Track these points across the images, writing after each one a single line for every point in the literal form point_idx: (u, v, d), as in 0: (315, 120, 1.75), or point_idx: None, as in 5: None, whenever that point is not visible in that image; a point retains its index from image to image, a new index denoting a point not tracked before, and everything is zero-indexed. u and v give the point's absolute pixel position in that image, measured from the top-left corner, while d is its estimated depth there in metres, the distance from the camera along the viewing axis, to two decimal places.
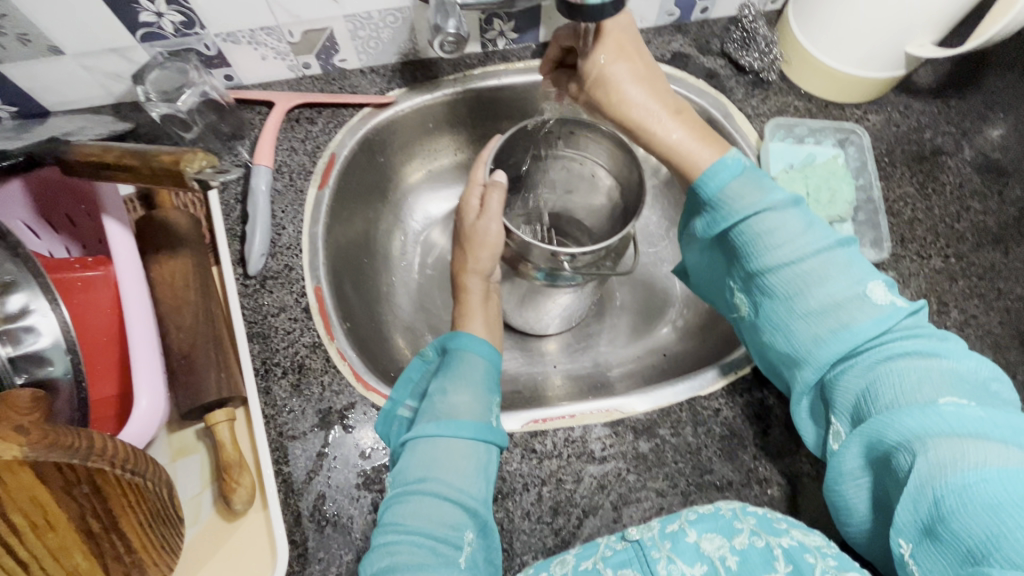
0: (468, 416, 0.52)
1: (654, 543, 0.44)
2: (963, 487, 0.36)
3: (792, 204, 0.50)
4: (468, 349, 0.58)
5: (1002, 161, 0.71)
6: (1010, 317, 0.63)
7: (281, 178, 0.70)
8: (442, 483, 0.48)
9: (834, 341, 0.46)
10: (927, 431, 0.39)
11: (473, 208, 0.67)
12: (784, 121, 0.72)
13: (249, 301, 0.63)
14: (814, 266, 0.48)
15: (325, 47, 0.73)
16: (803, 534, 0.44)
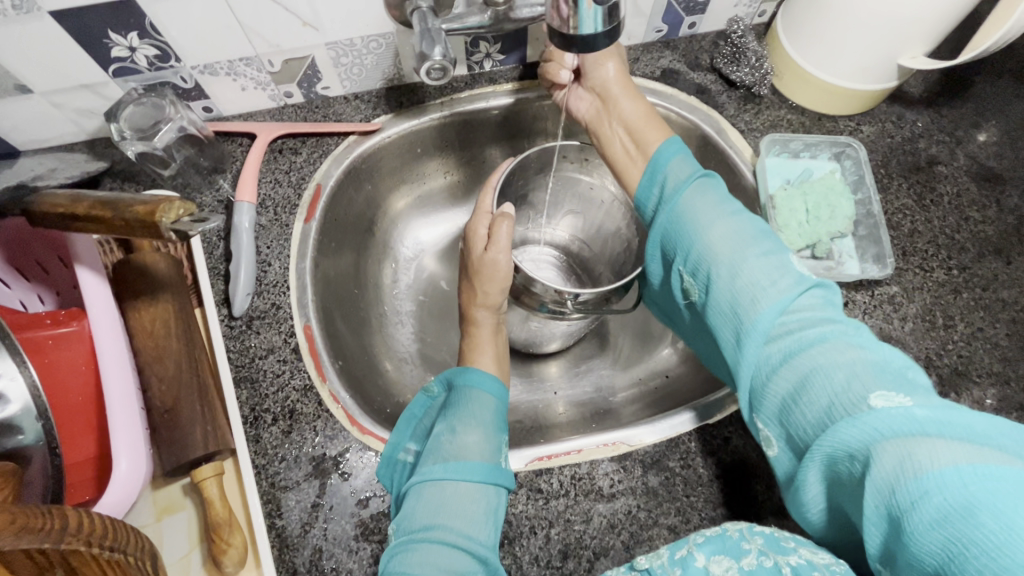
0: (478, 457, 0.50)
1: (663, 571, 0.41)
2: (910, 501, 0.32)
3: (716, 190, 0.50)
4: (476, 386, 0.54)
5: (998, 169, 0.71)
6: (1017, 329, 0.62)
7: (265, 213, 0.67)
8: (453, 530, 0.46)
9: (761, 323, 0.43)
10: (870, 435, 0.35)
11: (482, 238, 0.65)
12: (781, 137, 0.70)
13: (236, 343, 0.60)
14: (728, 243, 0.46)
15: (307, 76, 0.71)
16: (812, 552, 0.40)
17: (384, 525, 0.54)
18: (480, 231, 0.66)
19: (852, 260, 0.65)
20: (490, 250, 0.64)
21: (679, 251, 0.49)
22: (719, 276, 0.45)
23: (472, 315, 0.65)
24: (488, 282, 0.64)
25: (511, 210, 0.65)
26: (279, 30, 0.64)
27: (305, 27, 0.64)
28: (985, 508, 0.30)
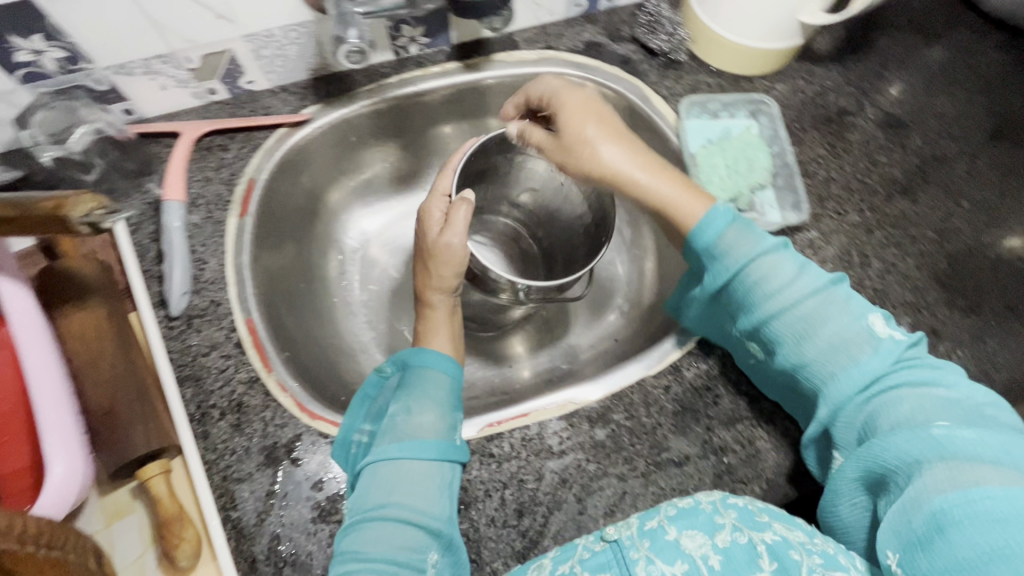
0: (431, 436, 0.53)
1: (632, 543, 0.45)
2: (965, 501, 0.38)
3: (787, 251, 0.54)
4: (432, 366, 0.58)
5: (901, 116, 0.75)
6: (926, 261, 0.66)
7: (197, 211, 0.67)
8: (405, 508, 0.49)
9: (845, 381, 0.49)
10: (919, 459, 0.42)
11: (437, 221, 0.65)
12: (699, 99, 0.74)
13: (176, 343, 0.60)
14: (815, 308, 0.51)
15: (229, 70, 0.70)
16: (787, 529, 0.45)
17: (341, 504, 0.54)
18: (439, 217, 0.66)
19: (772, 210, 0.69)
20: (444, 233, 0.64)
21: (745, 312, 0.54)
22: (788, 334, 0.51)
23: (427, 297, 0.65)
24: (443, 263, 0.64)
25: (470, 195, 0.65)
26: (192, 24, 0.62)
27: (219, 20, 0.63)
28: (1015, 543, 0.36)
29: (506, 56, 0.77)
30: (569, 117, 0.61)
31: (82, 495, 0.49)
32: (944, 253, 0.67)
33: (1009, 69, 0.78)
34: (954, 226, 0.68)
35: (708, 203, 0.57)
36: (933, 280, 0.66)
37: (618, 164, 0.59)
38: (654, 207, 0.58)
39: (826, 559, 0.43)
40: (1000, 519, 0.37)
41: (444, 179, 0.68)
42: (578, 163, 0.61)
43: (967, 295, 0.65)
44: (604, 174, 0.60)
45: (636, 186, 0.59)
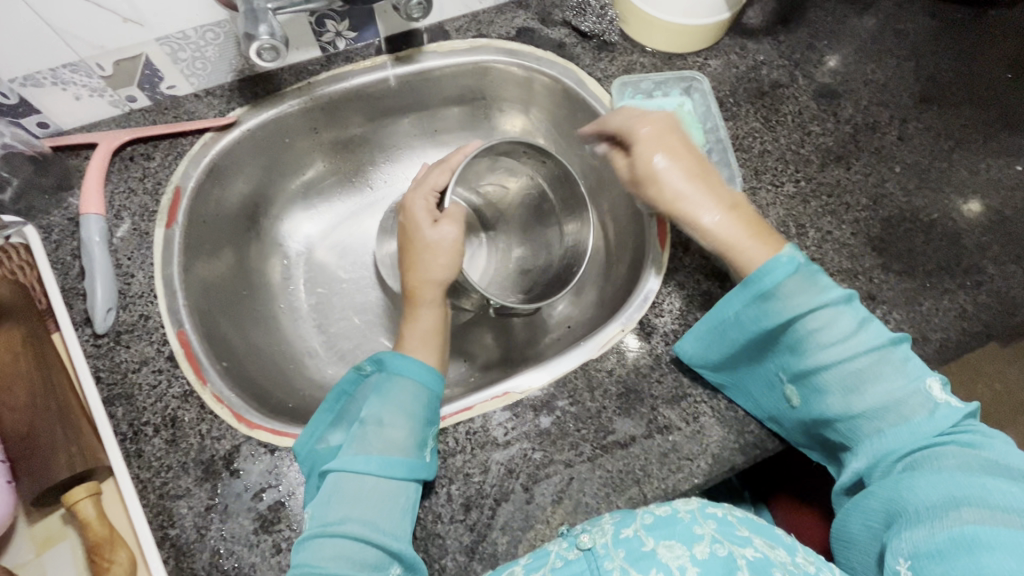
0: (399, 453, 0.52)
1: (606, 552, 0.46)
2: (993, 548, 0.40)
3: (845, 301, 0.53)
4: (407, 374, 0.56)
5: (834, 85, 0.75)
6: (860, 227, 0.67)
7: (121, 224, 0.64)
8: (364, 525, 0.49)
9: (889, 435, 0.49)
10: (953, 497, 0.44)
11: (427, 219, 0.66)
12: (630, 79, 0.74)
13: (104, 361, 0.58)
14: (868, 364, 0.51)
15: (146, 76, 0.67)
16: (768, 547, 0.46)
17: (283, 513, 0.53)
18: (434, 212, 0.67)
19: None
20: (438, 225, 0.65)
21: (793, 358, 0.54)
22: (833, 385, 0.52)
23: (417, 293, 0.63)
24: (441, 257, 0.64)
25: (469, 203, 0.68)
26: (98, 30, 0.59)
27: (126, 23, 0.60)
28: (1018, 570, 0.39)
29: (438, 46, 0.75)
30: (658, 147, 0.60)
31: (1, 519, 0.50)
32: (877, 218, 0.68)
33: (937, 31, 0.79)
34: (887, 191, 0.69)
35: (776, 247, 0.56)
36: (868, 246, 0.66)
37: (686, 196, 0.59)
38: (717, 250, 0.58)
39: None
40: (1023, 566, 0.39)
41: (439, 175, 0.68)
42: (646, 190, 0.61)
43: (901, 258, 0.66)
44: (665, 199, 0.59)
45: (698, 213, 0.58)
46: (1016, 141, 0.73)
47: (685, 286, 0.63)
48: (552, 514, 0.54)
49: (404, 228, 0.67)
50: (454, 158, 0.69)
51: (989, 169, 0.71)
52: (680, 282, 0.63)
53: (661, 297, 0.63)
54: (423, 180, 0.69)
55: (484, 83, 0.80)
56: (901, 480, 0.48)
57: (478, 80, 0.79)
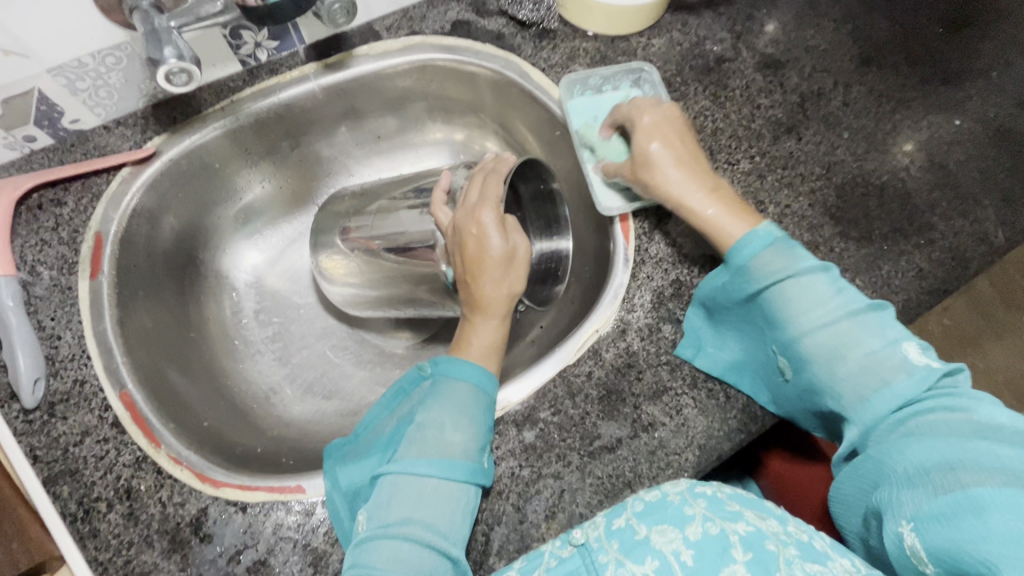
0: (460, 455, 0.50)
1: (600, 546, 0.45)
2: (982, 510, 0.37)
3: (821, 269, 0.52)
4: (468, 379, 0.54)
5: (777, 55, 0.74)
6: (817, 198, 0.68)
7: (37, 281, 0.58)
8: (428, 528, 0.47)
9: (875, 402, 0.48)
10: (948, 459, 0.41)
11: (492, 229, 0.56)
12: (578, 77, 0.70)
13: (39, 438, 0.52)
14: (847, 328, 0.50)
15: (43, 113, 0.59)
16: (760, 519, 0.44)
17: (265, 572, 0.50)
18: (504, 223, 0.57)
19: None
20: (509, 237, 0.57)
21: (777, 328, 0.53)
22: (817, 354, 0.50)
23: (489, 307, 0.58)
24: (515, 273, 0.58)
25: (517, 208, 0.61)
26: None
27: (9, 56, 0.52)
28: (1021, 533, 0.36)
29: (370, 49, 0.70)
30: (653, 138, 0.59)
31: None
32: (832, 186, 0.68)
33: None
34: (838, 158, 0.70)
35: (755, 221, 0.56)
36: (825, 215, 0.67)
37: (678, 187, 0.57)
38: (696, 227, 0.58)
39: (802, 550, 0.42)
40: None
41: (496, 184, 0.58)
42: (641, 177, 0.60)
43: (858, 224, 0.67)
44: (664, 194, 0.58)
45: (694, 202, 0.57)
46: (953, 95, 0.74)
47: (653, 278, 0.62)
48: (547, 530, 0.53)
49: (455, 244, 0.59)
50: (504, 167, 0.60)
51: (931, 126, 0.72)
52: (648, 274, 0.62)
53: (632, 291, 0.61)
54: (484, 189, 0.58)
55: (422, 84, 0.75)
56: (892, 445, 0.45)
57: (417, 81, 0.75)
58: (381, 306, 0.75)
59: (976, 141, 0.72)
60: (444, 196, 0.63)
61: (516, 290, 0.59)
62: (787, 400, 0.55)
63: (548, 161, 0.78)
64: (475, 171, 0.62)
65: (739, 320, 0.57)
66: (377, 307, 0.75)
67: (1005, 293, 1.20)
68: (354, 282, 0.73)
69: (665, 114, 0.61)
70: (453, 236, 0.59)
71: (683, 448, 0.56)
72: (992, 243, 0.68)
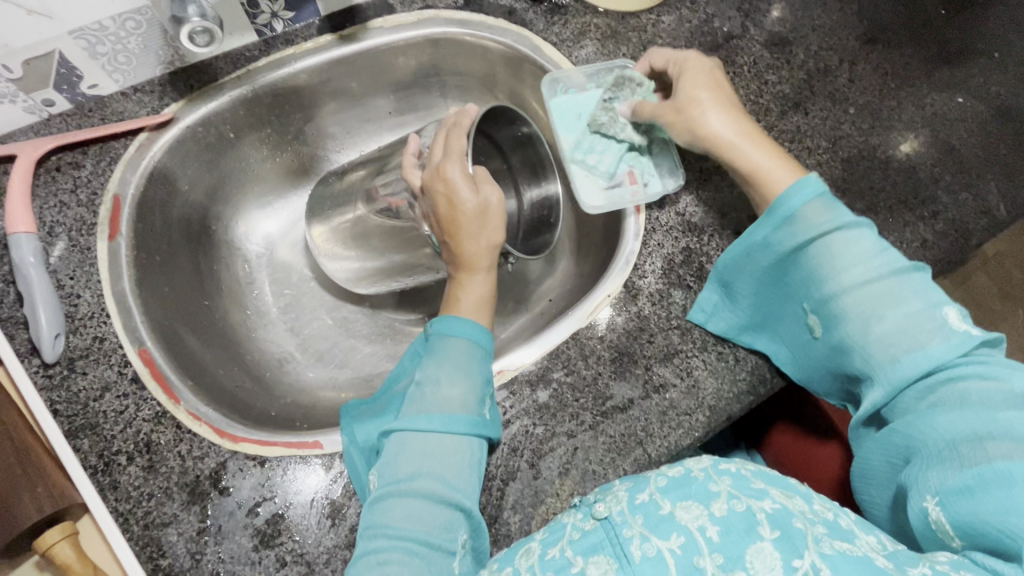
0: (458, 408, 0.51)
1: (623, 520, 0.42)
2: (1008, 483, 0.38)
3: (863, 231, 0.52)
4: (457, 334, 0.55)
5: (784, 33, 0.76)
6: (823, 170, 0.69)
7: (57, 241, 0.58)
8: (435, 481, 0.47)
9: (906, 365, 0.47)
10: (978, 432, 0.42)
11: (461, 182, 0.57)
12: (558, 76, 0.65)
13: (59, 393, 0.53)
14: (888, 287, 0.49)
15: (63, 76, 0.60)
16: (785, 497, 0.42)
17: (283, 525, 0.51)
18: (472, 176, 0.58)
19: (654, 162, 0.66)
20: (479, 191, 0.58)
21: (813, 283, 0.53)
22: (852, 311, 0.50)
23: (475, 262, 0.58)
24: (492, 226, 0.58)
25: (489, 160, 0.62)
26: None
27: (32, 16, 0.53)
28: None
29: (384, 21, 0.71)
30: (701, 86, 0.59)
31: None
32: (838, 159, 0.70)
33: None
34: (844, 133, 0.71)
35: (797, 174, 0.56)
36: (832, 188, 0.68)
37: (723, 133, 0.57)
38: (740, 172, 0.57)
39: (830, 529, 0.40)
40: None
41: (460, 139, 0.59)
42: (679, 122, 0.59)
43: (864, 197, 0.68)
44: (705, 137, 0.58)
45: (739, 148, 0.57)
46: (956, 74, 0.76)
47: (664, 246, 0.63)
48: (560, 486, 0.54)
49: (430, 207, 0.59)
50: (466, 121, 0.60)
51: (935, 103, 0.74)
52: (659, 242, 0.63)
53: (642, 258, 0.63)
54: (449, 145, 0.59)
55: (435, 57, 0.76)
56: (923, 409, 0.46)
57: (430, 55, 0.76)
58: (385, 280, 0.75)
59: (978, 119, 0.74)
60: (413, 158, 0.63)
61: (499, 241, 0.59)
62: (817, 359, 0.55)
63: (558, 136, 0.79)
64: (441, 129, 0.62)
65: (772, 280, 0.57)
66: (380, 282, 0.76)
67: (1000, 283, 1.22)
68: (354, 257, 0.74)
69: (703, 65, 0.61)
70: (427, 198, 0.60)
71: (694, 408, 0.57)
72: (994, 217, 0.69)
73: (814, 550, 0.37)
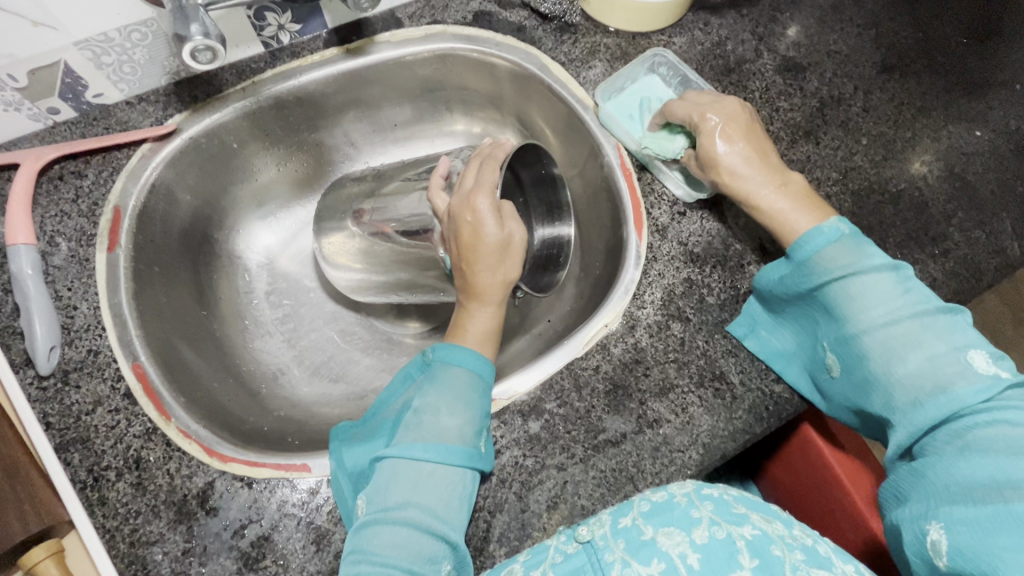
0: (456, 440, 0.51)
1: (605, 544, 0.44)
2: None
3: (886, 270, 0.52)
4: (463, 365, 0.54)
5: (798, 58, 0.74)
6: (832, 202, 0.67)
7: (56, 251, 0.58)
8: (424, 512, 0.47)
9: (929, 407, 0.47)
10: (998, 479, 0.41)
11: (489, 216, 0.56)
12: (605, 86, 0.70)
13: (52, 405, 0.53)
14: (909, 330, 0.50)
15: (68, 85, 0.60)
16: (765, 522, 0.44)
17: (268, 548, 0.50)
18: (500, 211, 0.57)
19: None
20: (506, 225, 0.57)
21: (837, 323, 0.53)
22: (873, 356, 0.50)
23: (486, 294, 0.58)
24: (511, 260, 0.58)
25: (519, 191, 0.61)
26: (6, 37, 0.52)
27: (37, 28, 0.53)
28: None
29: (392, 36, 0.71)
30: (711, 107, 0.60)
31: None
32: (848, 192, 0.68)
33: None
34: (856, 164, 0.69)
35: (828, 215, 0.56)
36: None
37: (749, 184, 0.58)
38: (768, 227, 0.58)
39: (808, 555, 0.42)
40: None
41: (494, 170, 0.58)
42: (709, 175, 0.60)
43: (872, 231, 0.67)
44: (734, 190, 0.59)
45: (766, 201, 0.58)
46: (974, 106, 0.74)
47: (664, 276, 0.62)
48: (548, 520, 0.53)
49: (451, 231, 0.59)
50: (501, 153, 0.60)
51: (951, 136, 0.72)
52: (660, 272, 0.62)
53: (642, 288, 0.62)
54: (480, 175, 0.58)
55: (442, 72, 0.75)
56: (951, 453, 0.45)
57: (436, 70, 0.75)
58: (390, 292, 0.75)
59: (995, 154, 0.72)
60: (441, 180, 0.63)
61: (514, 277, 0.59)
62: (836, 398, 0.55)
63: (563, 155, 0.78)
64: (474, 158, 0.62)
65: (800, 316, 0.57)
66: (385, 292, 0.76)
67: (1016, 309, 1.19)
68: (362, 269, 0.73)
69: (731, 107, 0.60)
70: (449, 222, 0.59)
71: (688, 445, 0.56)
72: (1007, 256, 0.67)
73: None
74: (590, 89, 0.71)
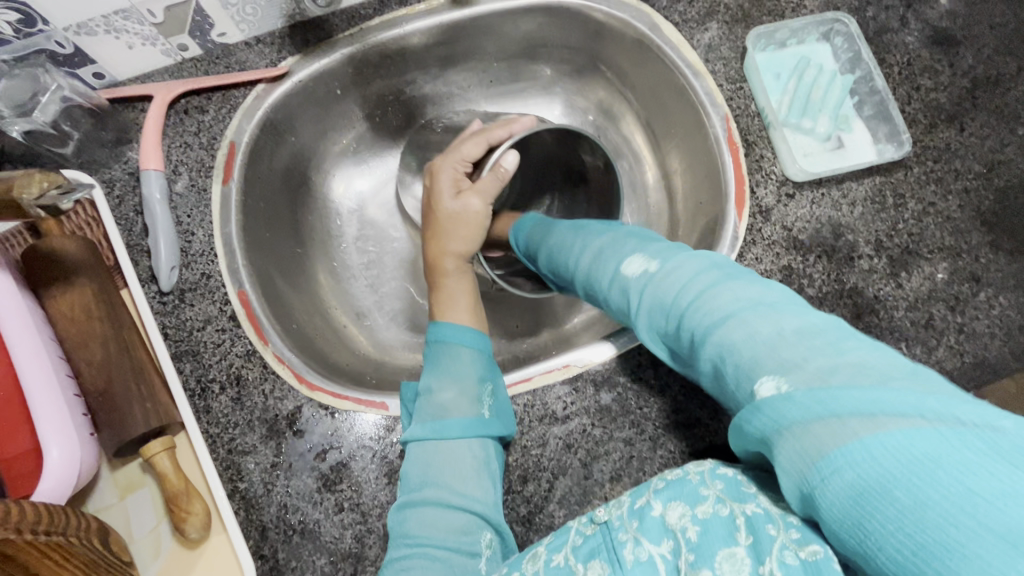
0: (456, 414, 0.52)
1: (620, 523, 0.41)
2: (829, 470, 0.31)
3: (569, 223, 0.56)
4: (451, 339, 0.56)
5: (952, 30, 0.64)
6: (969, 198, 0.60)
7: (179, 179, 0.63)
8: (447, 490, 0.49)
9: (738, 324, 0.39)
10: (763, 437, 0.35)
11: (448, 186, 0.63)
12: (765, 29, 0.65)
13: (170, 318, 0.59)
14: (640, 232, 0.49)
15: (197, 23, 0.62)
16: (773, 500, 0.38)
17: (345, 474, 0.54)
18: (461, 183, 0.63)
19: (863, 137, 0.63)
20: (463, 196, 0.62)
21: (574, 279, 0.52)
22: (602, 273, 0.48)
23: (440, 266, 0.62)
24: (462, 231, 0.62)
25: (508, 168, 0.62)
26: None
27: None
28: (917, 475, 0.29)
29: None
30: None
31: (81, 481, 0.50)
32: (991, 188, 0.60)
33: None
34: (1005, 157, 0.61)
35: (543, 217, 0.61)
36: (977, 220, 0.59)
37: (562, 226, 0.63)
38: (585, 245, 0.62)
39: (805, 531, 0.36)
40: (943, 472, 0.29)
41: (475, 146, 0.64)
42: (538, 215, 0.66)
43: (1015, 235, 0.59)
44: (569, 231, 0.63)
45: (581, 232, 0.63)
46: None
47: (762, 261, 0.59)
48: (610, 490, 0.53)
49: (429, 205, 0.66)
50: (499, 132, 0.64)
51: None
52: (757, 256, 0.59)
53: None
54: (460, 148, 0.65)
55: (544, 28, 0.73)
56: (743, 399, 0.36)
57: (538, 25, 0.72)
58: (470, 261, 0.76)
59: None
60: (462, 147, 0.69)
61: (477, 246, 0.63)
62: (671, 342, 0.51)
63: (662, 124, 0.74)
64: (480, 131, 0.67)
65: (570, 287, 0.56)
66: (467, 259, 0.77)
67: None
68: None
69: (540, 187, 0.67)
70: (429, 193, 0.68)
71: None
72: None
73: (775, 558, 0.35)
74: (704, 54, 0.65)
